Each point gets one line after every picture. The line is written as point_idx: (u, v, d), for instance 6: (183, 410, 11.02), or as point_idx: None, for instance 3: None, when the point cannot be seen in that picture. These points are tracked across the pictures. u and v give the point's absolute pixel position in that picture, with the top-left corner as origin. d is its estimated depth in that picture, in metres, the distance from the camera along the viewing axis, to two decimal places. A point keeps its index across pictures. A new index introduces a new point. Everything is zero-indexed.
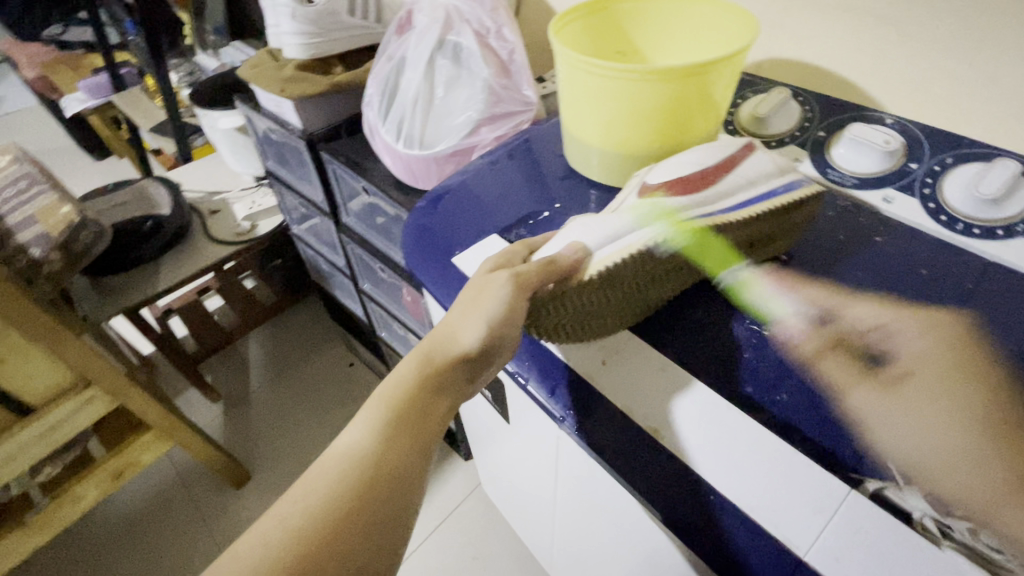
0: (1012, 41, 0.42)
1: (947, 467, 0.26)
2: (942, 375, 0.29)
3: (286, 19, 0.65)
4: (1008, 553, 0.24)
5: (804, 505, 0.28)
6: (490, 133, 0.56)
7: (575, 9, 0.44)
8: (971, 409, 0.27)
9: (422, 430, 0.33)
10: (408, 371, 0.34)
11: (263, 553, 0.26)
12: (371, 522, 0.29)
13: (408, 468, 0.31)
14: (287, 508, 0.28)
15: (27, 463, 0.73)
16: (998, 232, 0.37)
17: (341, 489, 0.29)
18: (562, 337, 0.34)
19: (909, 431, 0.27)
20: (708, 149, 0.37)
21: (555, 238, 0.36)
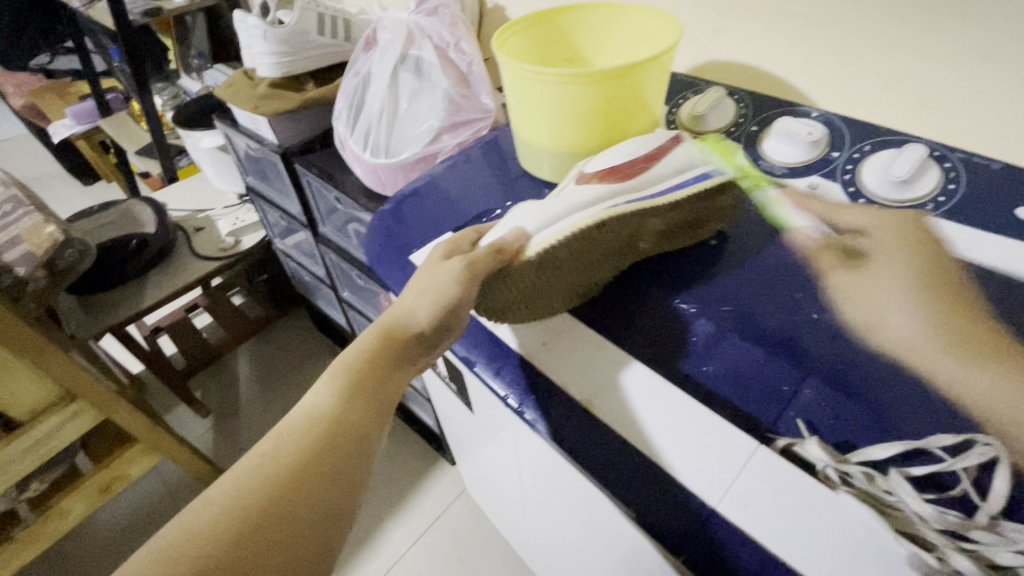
0: (922, 37, 0.45)
1: (901, 316, 0.31)
2: (903, 260, 0.35)
3: (258, 40, 0.68)
4: (897, 493, 0.27)
5: (718, 460, 0.30)
6: (451, 140, 0.59)
7: (518, 22, 0.47)
8: (925, 279, 0.33)
9: (379, 396, 0.35)
10: (367, 343, 0.36)
11: (230, 501, 0.29)
12: (333, 474, 0.31)
13: (366, 429, 0.33)
14: (255, 461, 0.30)
15: (13, 478, 0.74)
16: (910, 211, 0.39)
17: (302, 446, 0.31)
18: (508, 316, 0.36)
19: (873, 293, 0.33)
20: (640, 141, 0.39)
21: (499, 225, 0.37)
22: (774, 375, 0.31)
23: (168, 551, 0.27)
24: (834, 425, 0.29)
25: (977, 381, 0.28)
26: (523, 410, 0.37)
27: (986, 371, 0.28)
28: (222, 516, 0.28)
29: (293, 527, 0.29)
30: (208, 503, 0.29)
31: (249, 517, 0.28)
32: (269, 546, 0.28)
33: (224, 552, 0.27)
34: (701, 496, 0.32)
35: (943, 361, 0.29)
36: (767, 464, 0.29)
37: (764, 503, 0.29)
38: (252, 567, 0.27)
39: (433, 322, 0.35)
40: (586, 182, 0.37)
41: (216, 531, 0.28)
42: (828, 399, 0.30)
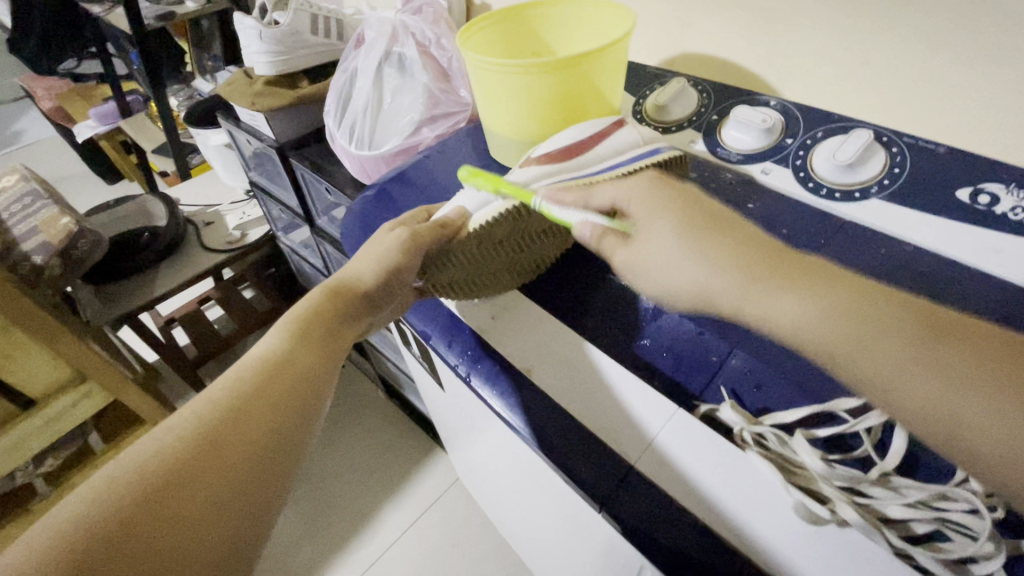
0: (875, 26, 0.46)
1: (691, 277, 0.32)
2: (659, 202, 0.35)
3: (254, 40, 0.71)
4: (803, 452, 0.28)
5: (638, 418, 0.32)
6: (430, 132, 0.61)
7: (486, 17, 0.50)
8: (688, 215, 0.34)
9: (331, 340, 0.38)
10: (320, 295, 0.39)
11: (190, 422, 0.31)
12: (287, 404, 0.34)
13: (318, 371, 0.36)
14: (210, 395, 0.32)
15: (30, 453, 0.79)
16: (855, 194, 0.41)
17: (257, 375, 0.34)
18: (457, 293, 0.38)
19: (657, 256, 0.34)
20: (583, 125, 0.41)
21: (447, 205, 0.39)
22: (703, 347, 0.34)
23: (122, 471, 0.28)
24: (755, 393, 0.32)
25: (788, 311, 0.29)
26: (471, 379, 0.38)
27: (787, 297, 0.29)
28: (177, 440, 0.30)
29: (247, 452, 0.31)
30: (163, 431, 0.30)
31: (207, 433, 0.30)
32: (223, 467, 0.30)
33: (180, 471, 0.29)
34: (621, 454, 0.32)
35: (750, 308, 0.30)
36: (684, 422, 0.30)
37: (688, 462, 0.29)
38: (208, 486, 0.29)
39: (378, 281, 0.38)
40: (528, 166, 0.39)
41: (171, 453, 0.29)
42: (749, 368, 0.33)
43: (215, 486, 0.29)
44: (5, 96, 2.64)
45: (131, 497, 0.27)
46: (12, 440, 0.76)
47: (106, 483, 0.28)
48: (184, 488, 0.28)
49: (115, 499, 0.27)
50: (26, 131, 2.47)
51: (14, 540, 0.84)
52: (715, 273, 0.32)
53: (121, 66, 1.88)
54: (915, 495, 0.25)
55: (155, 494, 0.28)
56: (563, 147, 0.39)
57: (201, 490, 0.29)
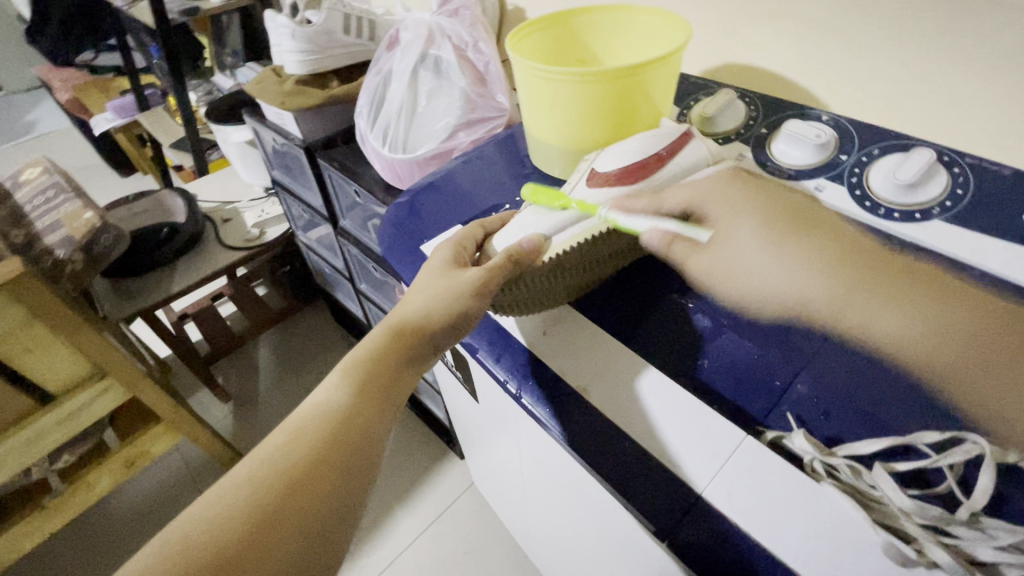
0: (932, 44, 0.44)
1: (787, 284, 0.34)
2: (741, 205, 0.38)
3: (286, 39, 0.71)
4: (882, 488, 0.27)
5: (708, 448, 0.31)
6: (467, 137, 0.61)
7: (533, 23, 0.49)
8: (766, 219, 0.37)
9: (389, 390, 0.37)
10: (378, 339, 0.39)
11: (257, 480, 0.32)
12: (346, 464, 0.34)
13: (377, 422, 0.36)
14: (273, 452, 0.33)
15: (46, 448, 0.79)
16: (916, 215, 0.39)
17: (319, 433, 0.34)
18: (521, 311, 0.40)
19: (751, 261, 0.36)
20: (651, 139, 0.39)
21: (512, 229, 0.38)
22: (765, 370, 0.33)
23: (194, 534, 0.30)
24: (821, 421, 0.30)
25: (889, 320, 0.32)
26: (521, 396, 0.38)
27: (876, 303, 0.33)
28: (241, 502, 0.31)
29: (309, 514, 0.31)
30: (230, 490, 0.31)
31: (272, 497, 0.31)
32: (284, 530, 0.30)
33: (246, 538, 0.30)
34: (690, 483, 0.31)
35: (852, 317, 0.33)
36: (753, 459, 0.30)
37: (754, 500, 0.29)
38: (270, 550, 0.30)
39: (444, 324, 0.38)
40: (596, 184, 0.39)
41: (235, 516, 0.30)
42: (816, 395, 0.31)
43: (276, 551, 0.30)
44: (25, 85, 2.68)
45: (201, 567, 0.28)
46: (29, 436, 0.75)
47: (180, 547, 0.29)
48: (248, 554, 0.29)
49: (186, 566, 0.28)
50: (41, 120, 2.48)
51: (29, 534, 0.83)
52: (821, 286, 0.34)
53: (138, 58, 1.89)
54: (1007, 539, 0.24)
55: (223, 560, 0.29)
56: (623, 170, 0.38)
57: (265, 554, 0.30)
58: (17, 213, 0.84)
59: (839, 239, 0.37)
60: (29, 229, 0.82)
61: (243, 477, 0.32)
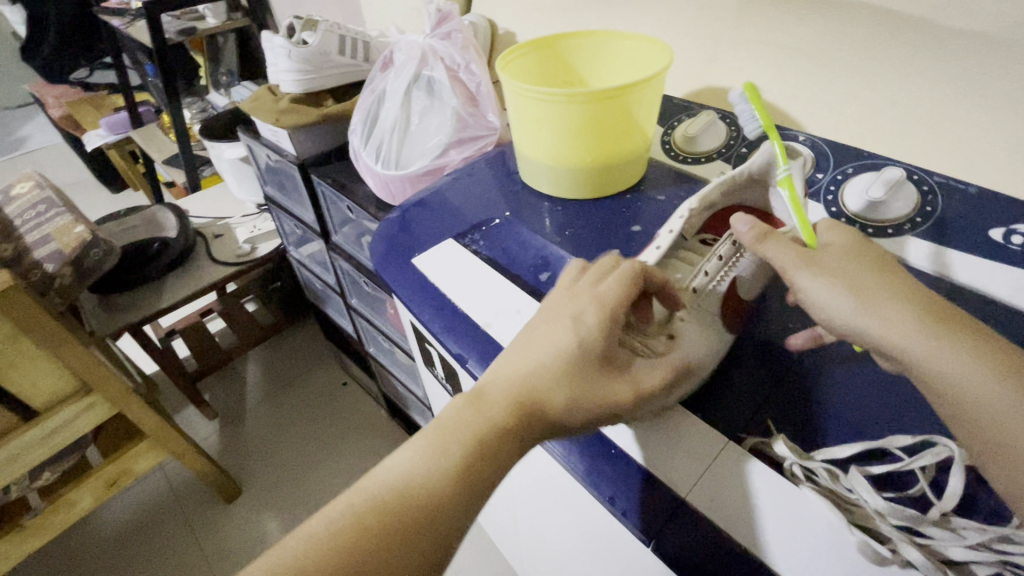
0: (903, 68, 0.47)
1: (886, 329, 0.29)
2: (855, 263, 0.31)
3: (283, 59, 0.72)
4: (859, 492, 0.27)
5: (687, 453, 0.31)
6: (458, 154, 0.62)
7: (521, 46, 0.51)
8: (879, 280, 0.30)
9: (482, 477, 0.31)
10: (493, 410, 0.32)
11: (320, 547, 0.28)
12: (412, 552, 0.29)
13: (456, 508, 0.30)
14: (330, 523, 0.29)
15: (27, 465, 0.77)
16: (888, 231, 0.42)
17: (393, 507, 0.30)
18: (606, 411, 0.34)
19: (845, 304, 0.30)
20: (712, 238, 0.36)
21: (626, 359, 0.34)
22: (745, 383, 0.35)
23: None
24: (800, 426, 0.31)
25: (949, 358, 0.27)
26: None
27: (956, 351, 0.27)
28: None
29: None
30: (303, 542, 0.29)
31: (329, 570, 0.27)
32: None
33: None
34: (673, 487, 0.31)
35: (955, 379, 0.27)
36: (734, 457, 0.30)
37: (734, 501, 0.30)
38: None
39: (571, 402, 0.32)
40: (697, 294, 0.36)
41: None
42: (794, 404, 0.33)
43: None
44: (16, 102, 2.70)
45: None
46: (10, 453, 0.74)
47: None
48: None
49: None
50: (32, 137, 2.48)
51: (6, 555, 0.81)
52: (910, 333, 0.28)
53: (134, 76, 1.91)
54: (975, 537, 0.25)
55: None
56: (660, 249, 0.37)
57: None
58: (6, 226, 0.83)
59: (937, 309, 0.29)
60: (17, 244, 0.82)
61: (315, 529, 0.29)
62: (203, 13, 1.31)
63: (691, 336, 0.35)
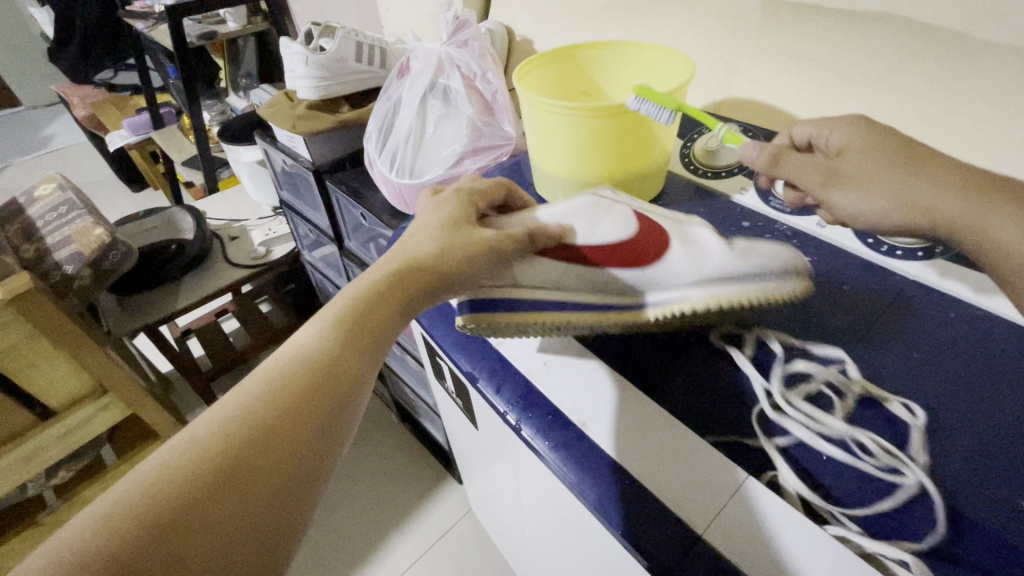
0: (933, 83, 0.45)
1: (912, 213, 0.35)
2: (881, 162, 0.36)
3: (300, 66, 0.73)
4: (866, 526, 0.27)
5: (705, 486, 0.31)
6: (473, 164, 0.62)
7: (539, 57, 0.50)
8: (900, 166, 0.36)
9: (376, 334, 0.32)
10: (378, 280, 0.33)
11: (220, 428, 0.26)
12: (315, 407, 0.28)
13: (357, 369, 0.30)
14: (236, 399, 0.27)
15: (43, 464, 0.78)
16: (919, 253, 0.40)
17: (292, 376, 0.28)
18: (755, 270, 0.36)
19: (877, 202, 0.36)
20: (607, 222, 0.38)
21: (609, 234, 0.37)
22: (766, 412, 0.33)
23: (150, 480, 0.24)
24: (825, 461, 0.30)
25: (977, 215, 0.33)
26: (521, 427, 0.37)
27: (980, 208, 0.34)
28: (198, 458, 0.25)
29: (276, 463, 0.26)
30: (201, 427, 0.26)
31: (232, 439, 0.26)
32: (250, 479, 0.25)
33: (199, 483, 0.24)
34: (689, 523, 0.30)
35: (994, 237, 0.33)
36: (756, 495, 0.29)
37: (752, 540, 0.29)
38: (219, 497, 0.24)
39: (444, 262, 0.34)
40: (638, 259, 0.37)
41: (192, 462, 0.25)
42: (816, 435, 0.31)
43: (244, 509, 0.25)
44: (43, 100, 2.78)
45: (149, 513, 0.23)
46: (27, 451, 0.75)
47: (132, 504, 0.23)
48: (204, 506, 0.24)
49: (142, 511, 0.23)
50: (58, 136, 2.54)
51: (22, 552, 0.82)
52: (939, 202, 0.35)
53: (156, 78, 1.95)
54: None
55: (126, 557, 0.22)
56: (612, 245, 0.37)
57: (207, 521, 0.24)
58: (29, 228, 0.86)
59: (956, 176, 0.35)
60: (40, 244, 0.84)
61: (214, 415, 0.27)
62: (225, 17, 1.33)
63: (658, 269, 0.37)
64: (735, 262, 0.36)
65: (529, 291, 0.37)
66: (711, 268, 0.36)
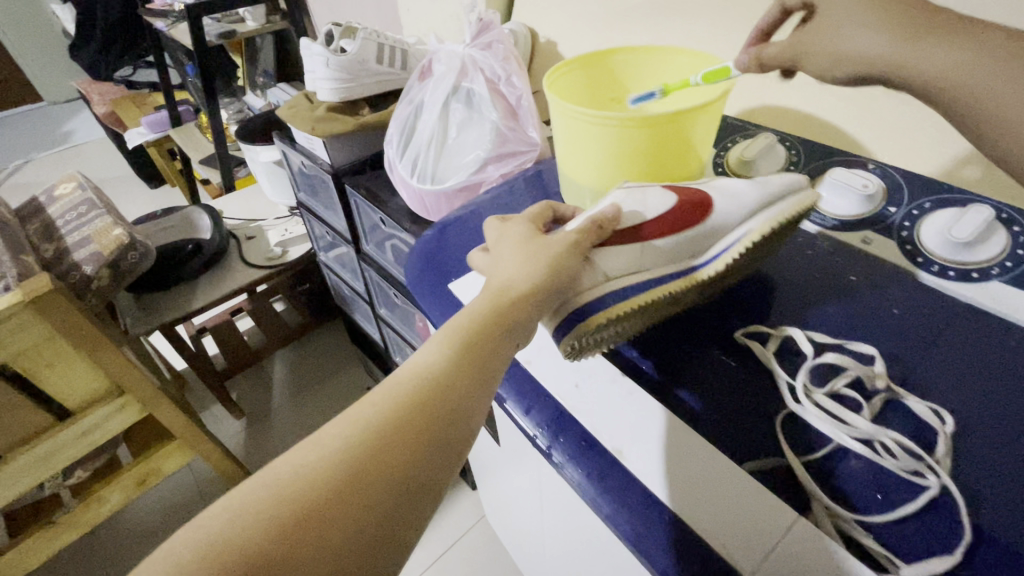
0: None
1: (874, 58, 0.33)
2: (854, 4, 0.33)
3: (320, 67, 0.71)
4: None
5: (749, 525, 0.29)
6: (496, 170, 0.60)
7: (570, 62, 0.48)
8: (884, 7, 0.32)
9: (488, 361, 0.32)
10: (482, 307, 0.33)
11: (343, 446, 0.27)
12: (428, 434, 0.29)
13: (470, 397, 0.30)
14: (360, 417, 0.28)
15: (61, 463, 0.78)
16: (973, 274, 0.37)
17: (406, 402, 0.29)
18: (778, 194, 0.39)
19: (843, 48, 0.34)
20: (652, 193, 0.38)
21: (656, 200, 0.37)
22: (815, 443, 0.30)
23: (278, 486, 0.26)
24: (880, 501, 0.28)
25: (952, 61, 0.30)
26: (552, 452, 0.37)
27: (958, 55, 0.30)
28: (322, 472, 0.26)
29: (390, 491, 0.27)
30: (325, 441, 0.28)
31: (352, 459, 0.27)
32: (363, 504, 0.26)
33: (321, 497, 0.26)
34: (726, 558, 0.29)
35: (980, 85, 0.29)
36: (805, 541, 0.27)
37: None
38: (339, 515, 0.25)
39: (534, 283, 0.33)
40: (693, 214, 0.37)
41: (316, 478, 0.26)
42: (872, 472, 0.29)
43: (357, 531, 0.25)
44: (64, 96, 2.81)
45: (275, 521, 0.25)
46: (45, 451, 0.75)
47: (258, 510, 0.25)
48: (327, 522, 0.25)
49: (268, 518, 0.25)
50: (78, 132, 2.57)
51: (38, 550, 0.82)
52: (915, 48, 0.31)
53: (175, 75, 1.96)
54: None
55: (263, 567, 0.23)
56: (669, 211, 0.37)
57: (330, 538, 0.25)
58: (49, 226, 0.86)
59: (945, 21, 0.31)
60: (59, 243, 0.84)
61: (338, 433, 0.28)
62: (243, 16, 1.32)
63: (718, 211, 0.38)
64: (762, 193, 0.39)
65: (618, 281, 0.35)
66: (748, 198, 0.38)
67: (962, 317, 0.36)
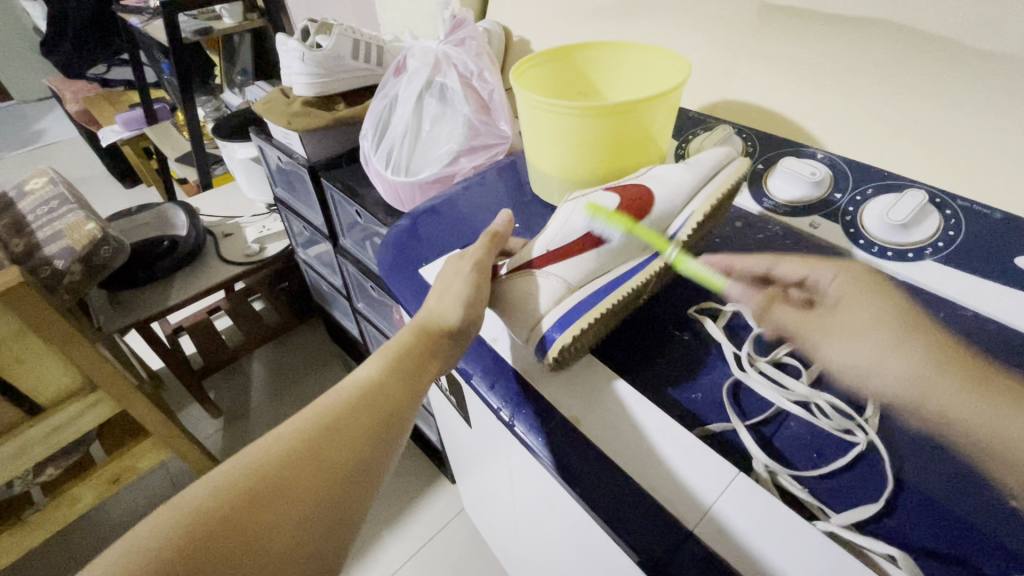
0: (925, 86, 0.46)
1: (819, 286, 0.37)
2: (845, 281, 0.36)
3: (296, 62, 0.72)
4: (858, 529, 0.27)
5: (698, 483, 0.30)
6: (469, 162, 0.62)
7: (537, 55, 0.50)
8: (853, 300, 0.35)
9: (416, 377, 0.40)
10: (411, 335, 0.41)
11: (289, 443, 0.34)
12: (362, 436, 0.36)
13: (400, 404, 0.38)
14: (303, 420, 0.35)
15: (32, 460, 0.78)
16: (909, 254, 0.40)
17: (345, 410, 0.36)
18: (712, 170, 0.44)
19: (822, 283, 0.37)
20: (595, 203, 0.41)
21: (599, 203, 0.41)
22: (759, 410, 0.33)
23: (233, 474, 0.32)
24: (815, 460, 0.30)
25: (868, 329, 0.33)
26: (514, 424, 0.36)
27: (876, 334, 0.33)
28: (270, 464, 0.32)
29: (325, 480, 0.33)
30: (273, 441, 0.34)
31: (295, 454, 0.33)
32: (303, 490, 0.32)
33: (268, 481, 0.32)
34: (676, 517, 0.30)
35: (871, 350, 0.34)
36: (745, 494, 0.29)
37: (743, 536, 0.28)
38: (282, 497, 0.31)
39: (460, 316, 0.39)
40: (640, 205, 0.40)
41: (263, 468, 0.32)
42: (809, 434, 0.31)
43: (298, 512, 0.31)
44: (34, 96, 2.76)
45: (229, 502, 0.30)
46: (15, 448, 0.74)
47: (214, 495, 0.31)
48: (272, 506, 0.31)
49: (223, 499, 0.30)
50: (50, 131, 2.51)
51: (8, 550, 0.81)
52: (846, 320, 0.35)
53: (150, 74, 1.94)
54: None
55: (209, 533, 0.29)
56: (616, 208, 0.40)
57: (275, 516, 0.31)
58: (19, 221, 0.85)
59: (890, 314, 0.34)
60: (30, 238, 0.83)
61: (283, 434, 0.34)
62: (220, 13, 1.32)
63: (662, 196, 0.42)
64: (698, 173, 0.43)
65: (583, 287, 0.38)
66: (686, 183, 0.42)
67: (898, 293, 0.38)
